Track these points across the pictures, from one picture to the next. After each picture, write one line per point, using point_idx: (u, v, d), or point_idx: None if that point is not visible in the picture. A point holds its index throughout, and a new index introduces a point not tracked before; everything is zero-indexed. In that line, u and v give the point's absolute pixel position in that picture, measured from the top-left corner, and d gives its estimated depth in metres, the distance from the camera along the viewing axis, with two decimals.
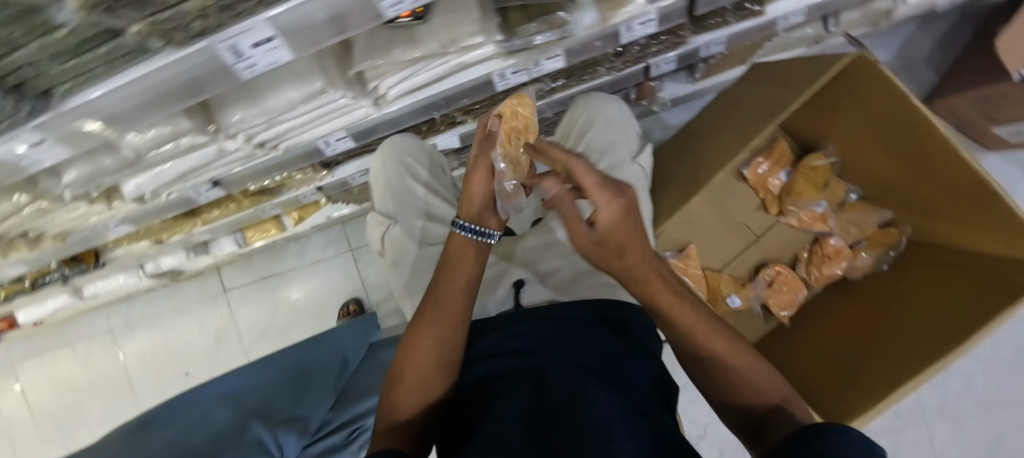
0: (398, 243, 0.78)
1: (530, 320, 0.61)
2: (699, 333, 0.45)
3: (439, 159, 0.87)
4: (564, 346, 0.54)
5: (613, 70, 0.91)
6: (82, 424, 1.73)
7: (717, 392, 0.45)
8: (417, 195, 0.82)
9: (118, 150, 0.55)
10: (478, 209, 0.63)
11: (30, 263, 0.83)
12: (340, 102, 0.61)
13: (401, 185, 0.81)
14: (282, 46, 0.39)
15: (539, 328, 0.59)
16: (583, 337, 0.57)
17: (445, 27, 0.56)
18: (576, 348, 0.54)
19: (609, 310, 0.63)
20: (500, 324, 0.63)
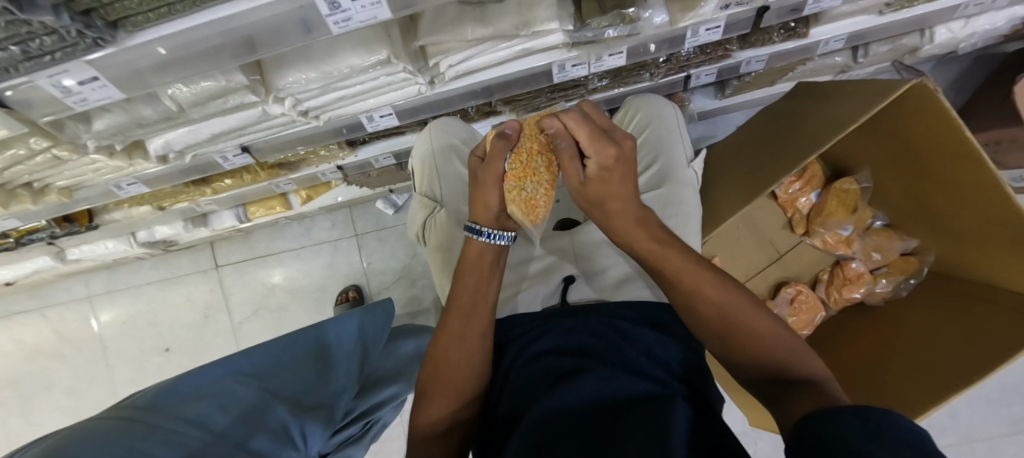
0: (442, 230, 0.77)
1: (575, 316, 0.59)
2: (702, 295, 0.45)
3: None
4: (619, 339, 0.53)
5: (655, 76, 0.90)
6: (46, 396, 1.62)
7: (729, 355, 0.45)
8: (462, 180, 0.80)
9: (161, 100, 0.51)
10: (495, 217, 0.56)
11: (26, 216, 0.77)
12: (399, 75, 0.59)
13: (450, 168, 0.79)
14: (382, 4, 0.36)
15: (581, 322, 0.57)
16: (630, 336, 0.55)
17: (521, 8, 0.54)
18: (632, 343, 0.53)
19: (654, 310, 0.61)
20: (543, 319, 0.61)
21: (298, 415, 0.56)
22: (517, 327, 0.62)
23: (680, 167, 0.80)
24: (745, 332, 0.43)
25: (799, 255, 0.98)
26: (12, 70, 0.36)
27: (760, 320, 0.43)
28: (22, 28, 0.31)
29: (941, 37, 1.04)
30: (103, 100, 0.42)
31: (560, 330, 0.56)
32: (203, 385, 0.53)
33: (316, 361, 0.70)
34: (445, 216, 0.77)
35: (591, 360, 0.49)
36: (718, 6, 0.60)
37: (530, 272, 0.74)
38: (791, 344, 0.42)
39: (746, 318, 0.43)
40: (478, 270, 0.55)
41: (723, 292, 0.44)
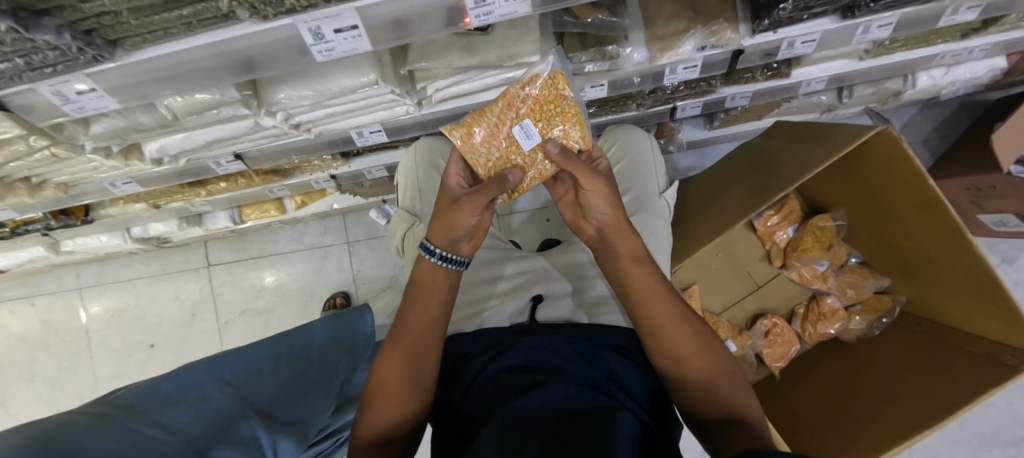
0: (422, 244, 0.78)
1: (542, 333, 0.60)
2: (686, 328, 0.48)
3: None
4: (583, 361, 0.55)
5: (641, 106, 0.93)
6: (26, 385, 1.62)
7: (681, 388, 0.48)
8: None
9: (157, 109, 0.54)
10: (451, 240, 0.53)
11: (21, 208, 0.79)
12: (388, 96, 0.62)
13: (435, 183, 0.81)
14: (363, 36, 0.39)
15: (544, 340, 0.58)
16: (593, 355, 0.56)
17: (506, 40, 0.58)
18: (595, 364, 0.55)
19: (630, 334, 0.63)
20: (507, 336, 0.62)
21: (270, 430, 0.60)
22: (484, 339, 0.63)
23: (654, 196, 0.81)
24: (708, 371, 0.46)
25: (775, 287, 0.99)
26: (15, 79, 0.39)
27: (722, 364, 0.47)
28: (28, 44, 0.34)
29: (923, 84, 1.08)
30: (100, 109, 0.45)
31: (524, 347, 0.57)
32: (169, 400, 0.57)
33: (278, 381, 0.73)
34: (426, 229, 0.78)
35: (548, 378, 0.50)
36: (694, 47, 0.62)
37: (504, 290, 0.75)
38: (742, 385, 0.47)
39: (711, 356, 0.47)
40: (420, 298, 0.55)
41: (698, 333, 0.48)
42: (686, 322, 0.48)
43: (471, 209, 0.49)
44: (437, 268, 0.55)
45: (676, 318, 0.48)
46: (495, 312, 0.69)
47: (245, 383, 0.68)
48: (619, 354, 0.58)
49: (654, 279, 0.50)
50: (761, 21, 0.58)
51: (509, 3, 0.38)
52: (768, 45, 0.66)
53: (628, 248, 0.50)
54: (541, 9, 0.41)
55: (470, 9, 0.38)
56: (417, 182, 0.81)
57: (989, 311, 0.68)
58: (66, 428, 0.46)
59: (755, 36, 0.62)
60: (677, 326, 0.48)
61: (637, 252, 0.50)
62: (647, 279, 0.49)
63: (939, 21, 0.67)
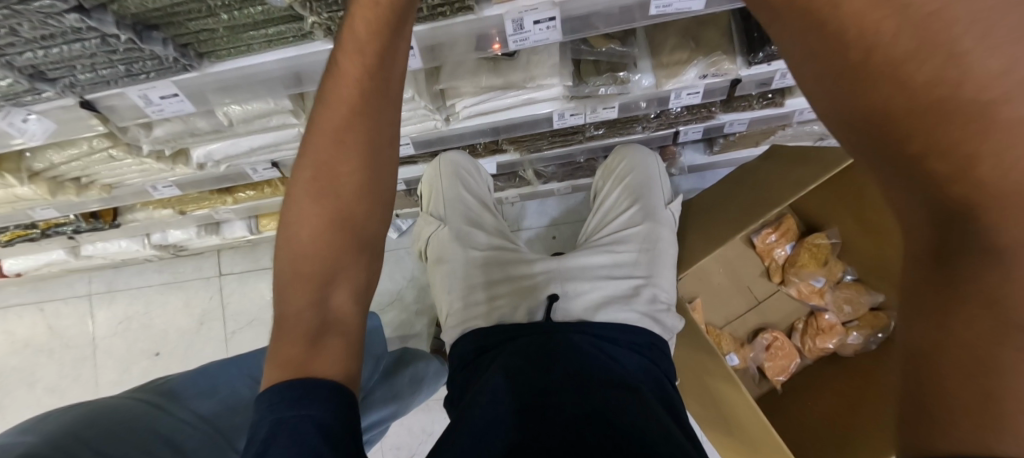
0: (441, 246, 0.82)
1: (555, 330, 0.65)
2: (1020, 257, 0.16)
3: (488, 181, 0.93)
4: (587, 357, 0.59)
5: (647, 129, 1.00)
6: (26, 391, 1.60)
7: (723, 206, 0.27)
8: (467, 204, 0.86)
9: (215, 116, 0.60)
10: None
11: (63, 208, 0.84)
12: (420, 111, 0.69)
13: (456, 191, 0.85)
14: (415, 55, 0.47)
15: (559, 340, 0.62)
16: (603, 355, 0.60)
17: (531, 65, 0.65)
18: (599, 361, 0.59)
19: (633, 332, 0.67)
20: (521, 333, 0.66)
21: None
22: (497, 334, 0.68)
23: (657, 208, 0.84)
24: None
25: (775, 302, 1.02)
26: (111, 84, 0.44)
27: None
28: (134, 54, 0.40)
29: None
30: (176, 112, 0.51)
31: (540, 343, 0.62)
32: (196, 395, 0.59)
33: None
34: (445, 233, 0.83)
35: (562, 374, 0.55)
36: (696, 75, 0.71)
37: None
38: None
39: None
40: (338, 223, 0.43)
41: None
42: (1011, 244, 0.16)
43: None
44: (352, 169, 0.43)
45: (982, 223, 0.16)
46: (509, 311, 0.72)
47: None
48: (622, 351, 0.62)
49: (954, 115, 0.16)
50: (756, 53, 0.67)
51: (542, 30, 0.44)
52: (763, 76, 0.73)
53: (856, 71, 0.18)
54: (567, 37, 0.47)
55: (507, 35, 0.45)
56: (438, 190, 0.86)
57: None
58: (104, 416, 0.48)
59: (751, 67, 0.70)
60: (943, 248, 0.18)
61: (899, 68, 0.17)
62: (917, 115, 0.17)
63: None
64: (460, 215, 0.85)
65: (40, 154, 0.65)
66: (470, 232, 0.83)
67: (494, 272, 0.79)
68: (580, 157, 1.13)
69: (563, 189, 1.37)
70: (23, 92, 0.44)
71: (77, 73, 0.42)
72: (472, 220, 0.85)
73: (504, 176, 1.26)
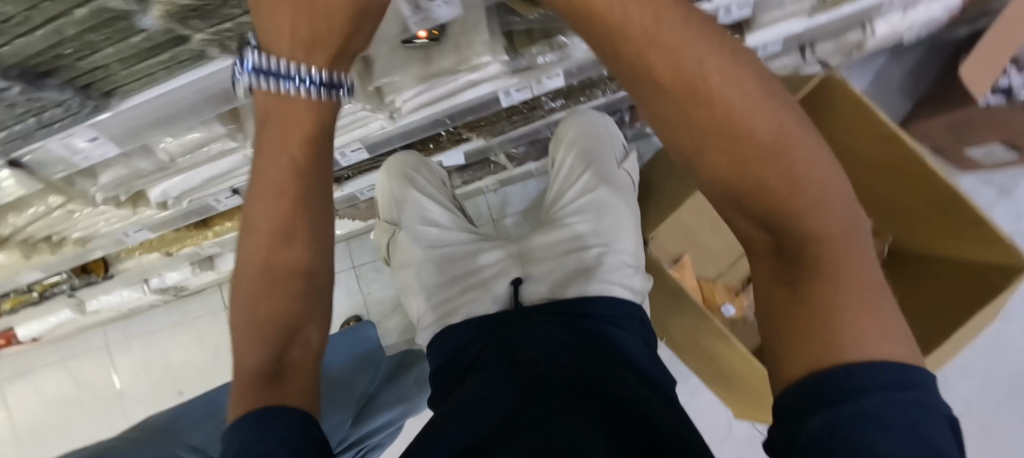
0: (405, 250, 0.83)
1: (535, 317, 0.64)
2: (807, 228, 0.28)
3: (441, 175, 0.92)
4: (570, 339, 0.59)
5: (607, 92, 0.98)
6: (67, 447, 1.68)
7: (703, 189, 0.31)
8: (421, 204, 0.85)
9: (154, 153, 0.60)
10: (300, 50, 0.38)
11: (47, 268, 0.86)
12: (361, 112, 0.68)
13: (409, 192, 0.85)
14: None
15: (529, 327, 0.62)
16: (575, 333, 0.60)
17: (460, 46, 0.63)
18: (582, 341, 0.58)
19: (602, 304, 0.66)
20: (500, 324, 0.65)
21: None
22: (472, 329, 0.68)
23: (612, 168, 0.84)
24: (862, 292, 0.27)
25: None
26: (29, 138, 0.44)
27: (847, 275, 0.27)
28: (36, 103, 0.39)
29: (883, 31, 1.11)
30: (105, 155, 0.51)
31: (523, 332, 0.61)
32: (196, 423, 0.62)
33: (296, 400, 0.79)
34: (405, 236, 0.83)
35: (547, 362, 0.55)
36: None
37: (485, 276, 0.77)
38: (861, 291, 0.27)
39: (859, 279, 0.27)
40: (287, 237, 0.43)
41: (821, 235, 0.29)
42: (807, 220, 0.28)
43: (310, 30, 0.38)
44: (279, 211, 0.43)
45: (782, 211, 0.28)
46: (477, 301, 0.72)
47: None
48: (604, 326, 0.62)
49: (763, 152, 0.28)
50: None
51: (440, 7, 0.42)
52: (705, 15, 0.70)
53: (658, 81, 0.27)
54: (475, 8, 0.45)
55: (406, 17, 0.43)
56: (391, 195, 0.85)
57: (968, 236, 0.71)
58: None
59: None
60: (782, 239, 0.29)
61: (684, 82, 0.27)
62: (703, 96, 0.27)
63: None
64: (416, 216, 0.85)
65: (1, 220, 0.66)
66: (430, 231, 0.83)
67: (462, 264, 0.80)
68: (546, 133, 1.12)
69: (540, 168, 1.35)
70: None
71: None
72: (432, 220, 0.85)
73: (477, 165, 1.25)
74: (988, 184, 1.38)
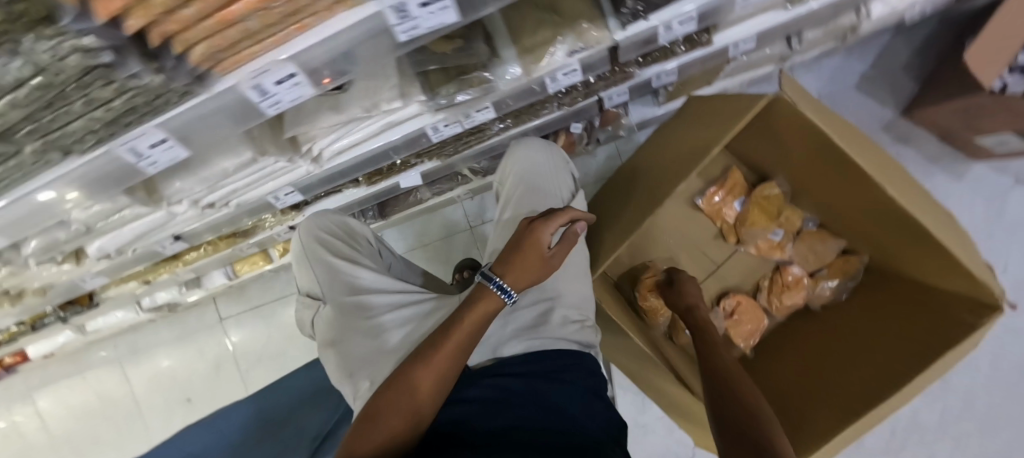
0: (325, 327, 0.71)
1: (476, 380, 0.64)
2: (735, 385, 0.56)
3: (361, 228, 0.81)
4: (517, 401, 0.59)
5: (563, 106, 0.92)
6: (95, 449, 1.82)
7: None
8: (337, 270, 0.73)
9: (70, 224, 0.59)
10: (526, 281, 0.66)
11: (19, 314, 0.90)
12: (276, 165, 0.65)
13: (322, 259, 0.74)
14: (177, 144, 0.42)
15: (463, 392, 0.62)
16: (517, 388, 0.61)
17: (367, 92, 0.59)
18: (529, 402, 0.59)
19: (545, 360, 0.66)
20: None
21: None
22: None
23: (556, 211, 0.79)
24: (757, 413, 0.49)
25: (735, 264, 0.94)
26: None
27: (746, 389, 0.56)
28: None
29: (878, 12, 1.00)
30: None
31: (460, 402, 0.60)
32: None
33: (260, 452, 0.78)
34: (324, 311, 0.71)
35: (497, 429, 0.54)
36: (564, 52, 0.62)
37: None
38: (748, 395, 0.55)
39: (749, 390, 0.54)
40: (369, 417, 0.55)
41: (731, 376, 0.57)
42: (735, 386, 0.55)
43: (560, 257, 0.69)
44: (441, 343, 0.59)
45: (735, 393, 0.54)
46: None
47: None
48: (548, 381, 0.63)
49: None
50: (621, 8, 0.59)
51: (290, 88, 0.39)
52: (645, 34, 0.63)
53: None
54: (328, 84, 0.43)
55: (256, 102, 0.39)
56: (306, 265, 0.75)
57: (938, 264, 0.65)
58: None
59: (626, 28, 0.61)
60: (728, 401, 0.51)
61: None
62: None
63: None
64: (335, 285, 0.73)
65: None
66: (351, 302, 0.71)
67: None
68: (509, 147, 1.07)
69: None
70: None
71: None
72: (354, 287, 0.72)
73: (444, 179, 1.23)
74: (1003, 173, 1.26)
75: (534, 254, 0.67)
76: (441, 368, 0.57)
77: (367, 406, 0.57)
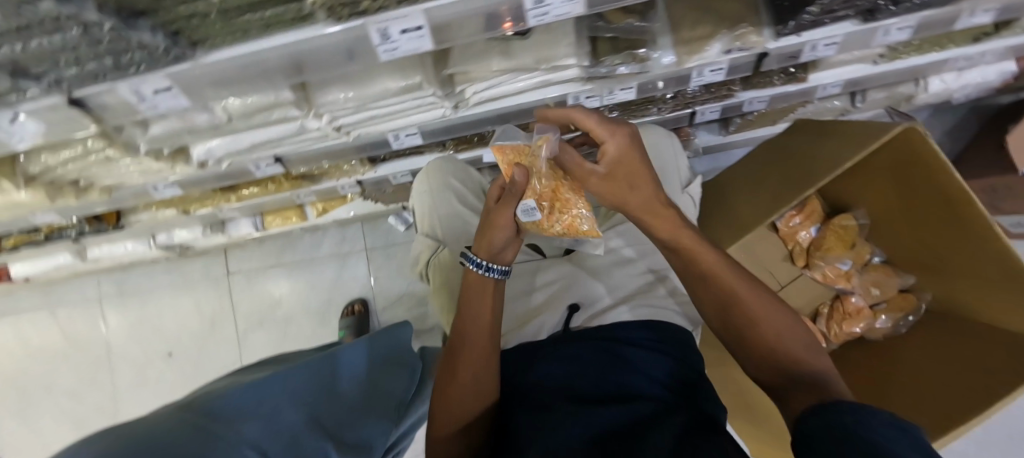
0: (445, 268, 0.77)
1: (576, 342, 0.58)
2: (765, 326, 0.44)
3: (483, 181, 0.87)
4: (597, 364, 0.53)
5: (662, 111, 0.97)
6: (45, 396, 1.62)
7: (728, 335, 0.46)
8: (463, 217, 0.81)
9: (213, 111, 0.57)
10: (492, 251, 0.53)
11: (65, 212, 0.82)
12: (428, 99, 0.64)
13: (450, 204, 0.81)
14: (426, 36, 0.42)
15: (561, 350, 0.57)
16: (588, 356, 0.54)
17: (544, 44, 0.60)
18: (615, 366, 0.52)
19: (642, 330, 0.58)
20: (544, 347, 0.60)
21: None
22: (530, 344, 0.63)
23: (677, 194, 0.81)
24: (799, 367, 0.42)
25: (798, 288, 1.01)
26: (99, 79, 0.41)
27: (787, 333, 0.43)
28: (122, 45, 0.36)
29: (935, 87, 1.11)
30: (169, 108, 0.48)
31: (556, 360, 0.55)
32: (245, 406, 0.36)
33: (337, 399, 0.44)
34: (447, 254, 0.78)
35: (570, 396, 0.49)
36: (722, 50, 0.66)
37: (537, 302, 0.74)
38: (787, 335, 0.44)
39: (769, 320, 0.44)
40: (449, 396, 0.53)
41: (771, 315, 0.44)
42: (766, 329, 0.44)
43: (506, 216, 0.51)
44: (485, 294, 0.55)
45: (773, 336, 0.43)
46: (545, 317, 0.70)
47: (317, 401, 0.42)
48: (650, 351, 0.55)
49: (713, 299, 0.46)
50: (786, 23, 0.62)
51: (564, 3, 0.40)
52: (791, 48, 0.69)
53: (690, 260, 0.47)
54: (591, 10, 0.43)
55: (527, 10, 0.40)
56: (434, 207, 0.81)
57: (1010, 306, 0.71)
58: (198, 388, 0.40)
59: (779, 39, 0.65)
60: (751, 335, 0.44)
61: (703, 267, 0.46)
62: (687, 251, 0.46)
63: (956, 24, 0.69)
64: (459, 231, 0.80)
65: (34, 158, 0.62)
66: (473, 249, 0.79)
67: (518, 284, 0.79)
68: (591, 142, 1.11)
69: None
70: (4, 91, 0.41)
71: (62, 68, 0.39)
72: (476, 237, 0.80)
73: None
74: None
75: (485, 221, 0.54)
76: (481, 331, 0.53)
77: (439, 385, 0.55)
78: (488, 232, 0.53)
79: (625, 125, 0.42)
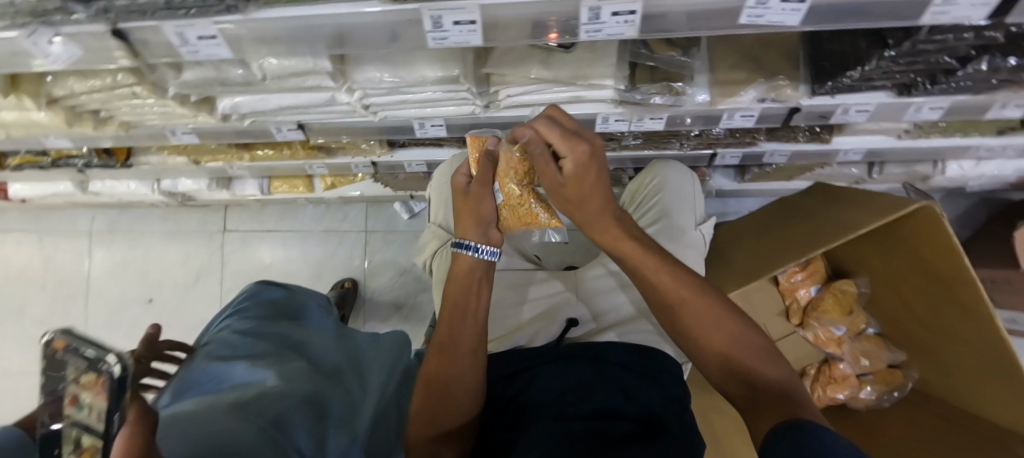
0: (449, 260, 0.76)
1: (564, 357, 0.57)
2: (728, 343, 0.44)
3: None
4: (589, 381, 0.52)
5: (683, 146, 0.98)
6: (15, 321, 1.60)
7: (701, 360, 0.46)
8: None
9: (248, 67, 0.57)
10: (481, 229, 0.53)
11: (77, 140, 0.81)
12: (462, 94, 0.65)
13: None
14: (477, 32, 0.42)
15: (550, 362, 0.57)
16: (579, 372, 0.53)
17: (585, 61, 0.61)
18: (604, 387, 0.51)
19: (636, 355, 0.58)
20: (535, 359, 0.59)
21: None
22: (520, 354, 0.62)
23: (686, 229, 0.81)
24: (759, 379, 0.42)
25: (789, 344, 1.01)
26: (148, 15, 0.42)
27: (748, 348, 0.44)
28: None
29: (953, 172, 1.13)
30: (211, 56, 0.47)
31: (548, 373, 0.54)
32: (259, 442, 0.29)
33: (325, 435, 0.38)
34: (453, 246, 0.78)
35: (562, 405, 0.49)
36: (755, 96, 0.67)
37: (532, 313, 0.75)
38: (756, 348, 0.44)
39: (730, 335, 0.44)
40: (442, 387, 0.51)
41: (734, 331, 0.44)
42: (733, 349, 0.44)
43: (482, 184, 0.53)
44: (476, 289, 0.54)
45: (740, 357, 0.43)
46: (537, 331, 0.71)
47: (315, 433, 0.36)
48: (639, 378, 0.54)
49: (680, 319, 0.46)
50: (823, 83, 0.63)
51: (618, 24, 0.41)
52: (823, 108, 0.70)
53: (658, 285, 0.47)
54: (642, 36, 0.44)
55: (581, 24, 0.41)
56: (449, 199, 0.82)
57: (1003, 398, 0.70)
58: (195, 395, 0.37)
59: (814, 97, 0.66)
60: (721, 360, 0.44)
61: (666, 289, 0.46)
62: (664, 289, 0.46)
63: (987, 113, 0.71)
64: None
65: (61, 81, 0.62)
66: None
67: (517, 291, 0.79)
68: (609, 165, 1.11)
69: None
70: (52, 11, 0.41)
71: None
72: None
73: None
74: None
75: (461, 205, 0.54)
76: (473, 325, 0.53)
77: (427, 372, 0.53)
78: (471, 208, 0.53)
79: (586, 143, 0.41)
